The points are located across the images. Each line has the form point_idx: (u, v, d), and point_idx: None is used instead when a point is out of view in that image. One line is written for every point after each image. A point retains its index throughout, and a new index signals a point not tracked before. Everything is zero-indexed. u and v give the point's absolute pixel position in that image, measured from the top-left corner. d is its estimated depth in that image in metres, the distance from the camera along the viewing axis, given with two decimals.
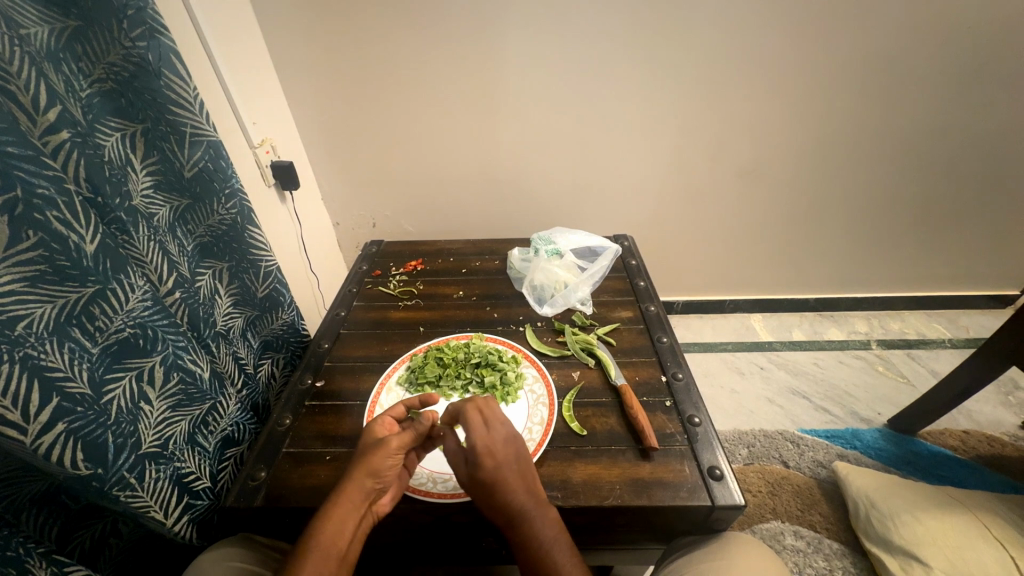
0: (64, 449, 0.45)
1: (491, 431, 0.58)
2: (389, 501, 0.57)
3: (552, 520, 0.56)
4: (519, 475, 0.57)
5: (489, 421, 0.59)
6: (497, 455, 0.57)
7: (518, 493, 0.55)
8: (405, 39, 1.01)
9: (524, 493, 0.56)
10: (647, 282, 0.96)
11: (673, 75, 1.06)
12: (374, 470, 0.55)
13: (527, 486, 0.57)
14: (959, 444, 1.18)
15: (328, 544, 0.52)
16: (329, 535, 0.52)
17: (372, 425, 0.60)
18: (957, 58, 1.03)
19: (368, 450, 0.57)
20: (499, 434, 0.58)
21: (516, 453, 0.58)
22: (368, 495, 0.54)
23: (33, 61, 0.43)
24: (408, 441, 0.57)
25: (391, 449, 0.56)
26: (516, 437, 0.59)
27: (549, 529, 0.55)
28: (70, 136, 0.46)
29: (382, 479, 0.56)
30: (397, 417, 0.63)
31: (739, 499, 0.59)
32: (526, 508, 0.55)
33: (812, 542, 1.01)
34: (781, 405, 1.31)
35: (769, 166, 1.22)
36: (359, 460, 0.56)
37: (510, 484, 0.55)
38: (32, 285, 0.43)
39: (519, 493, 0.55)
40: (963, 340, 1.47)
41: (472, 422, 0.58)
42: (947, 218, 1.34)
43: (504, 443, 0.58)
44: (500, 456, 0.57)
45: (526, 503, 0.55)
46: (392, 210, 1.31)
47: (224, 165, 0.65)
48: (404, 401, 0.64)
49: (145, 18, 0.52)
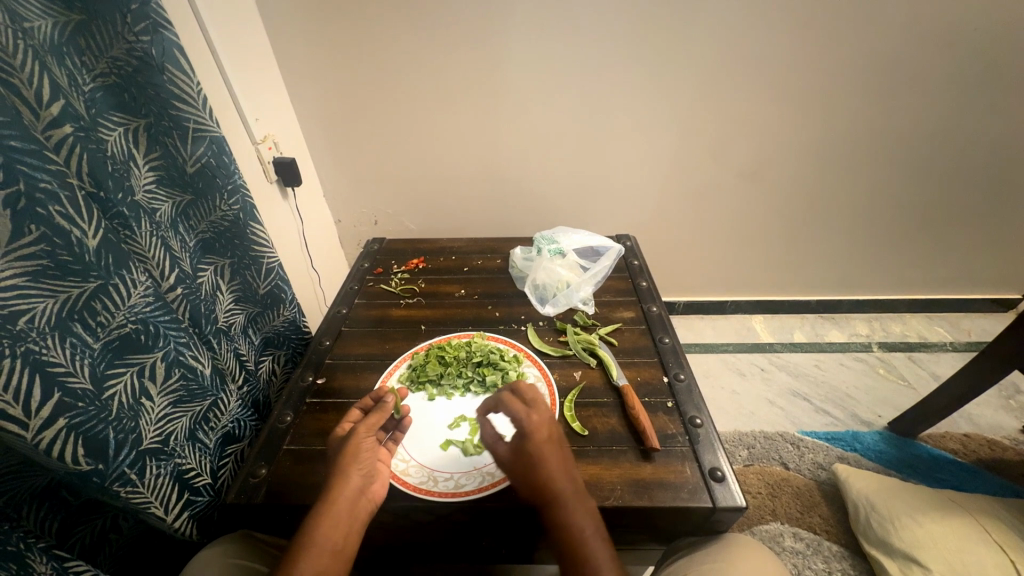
0: (65, 444, 0.45)
1: (539, 411, 0.59)
2: (381, 487, 0.57)
3: (589, 512, 0.55)
4: (563, 459, 0.57)
5: (535, 404, 0.60)
6: (543, 433, 0.57)
7: (560, 479, 0.55)
8: (409, 35, 1.00)
9: (565, 479, 0.55)
10: (649, 283, 0.96)
11: (678, 75, 1.06)
12: (353, 461, 0.56)
13: (569, 472, 0.56)
14: (960, 447, 1.18)
15: (322, 535, 0.51)
16: (320, 531, 0.51)
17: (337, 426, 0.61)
18: (963, 59, 1.03)
19: (340, 444, 0.58)
20: (544, 415, 0.59)
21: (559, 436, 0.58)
22: (355, 484, 0.55)
23: (36, 55, 0.43)
24: (375, 422, 0.59)
25: (361, 437, 0.58)
26: (558, 423, 0.60)
27: (588, 520, 0.54)
28: (73, 130, 0.46)
29: (364, 466, 0.56)
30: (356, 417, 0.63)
31: (741, 500, 0.58)
32: (567, 494, 0.54)
33: (812, 544, 1.01)
34: (782, 407, 1.31)
35: (773, 167, 1.22)
36: (336, 454, 0.57)
37: (551, 466, 0.55)
38: (34, 279, 0.43)
39: (562, 477, 0.55)
40: (964, 344, 1.47)
41: (518, 404, 0.59)
42: (951, 221, 1.34)
43: (549, 424, 0.58)
44: (546, 437, 0.57)
45: (566, 490, 0.55)
46: (394, 208, 1.31)
47: (227, 161, 0.64)
48: (359, 401, 0.64)
49: (149, 12, 0.52)
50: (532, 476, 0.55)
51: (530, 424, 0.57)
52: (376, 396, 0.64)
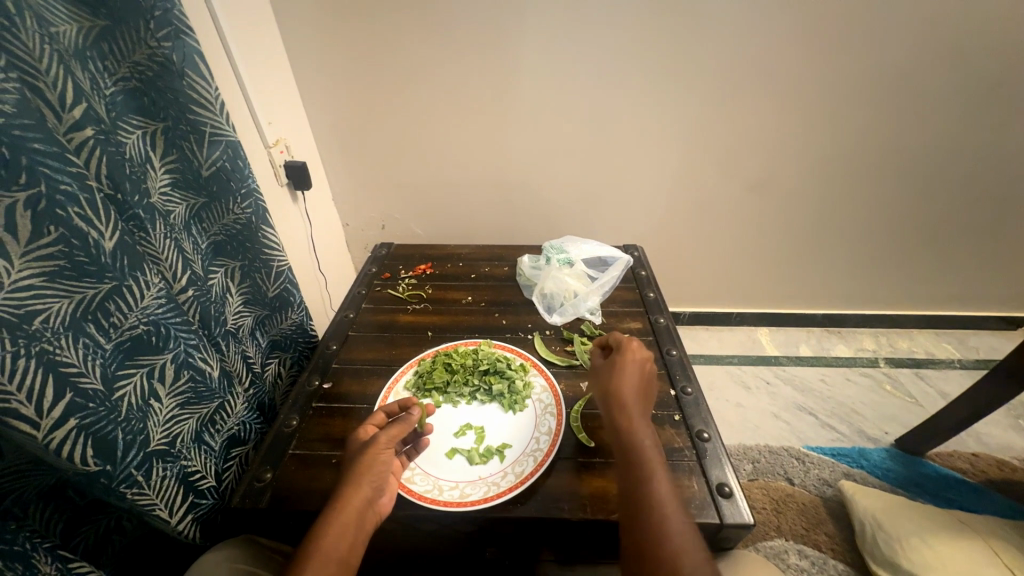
0: (74, 445, 0.45)
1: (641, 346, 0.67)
2: (388, 500, 0.58)
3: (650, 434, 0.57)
4: (642, 380, 0.63)
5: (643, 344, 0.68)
6: (634, 356, 0.65)
7: (631, 393, 0.60)
8: (422, 43, 1.01)
9: (637, 396, 0.60)
10: (657, 294, 0.96)
11: (687, 87, 1.06)
12: (371, 467, 0.56)
13: (643, 395, 0.61)
14: (968, 467, 1.17)
15: (331, 541, 0.51)
16: (329, 538, 0.51)
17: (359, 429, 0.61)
18: (972, 77, 1.03)
19: (360, 450, 0.58)
20: (639, 348, 0.66)
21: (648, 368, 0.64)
22: (367, 494, 0.55)
23: (61, 60, 0.44)
24: (398, 434, 0.59)
25: (383, 445, 0.58)
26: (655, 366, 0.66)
27: (647, 436, 0.56)
28: (94, 133, 0.47)
29: (379, 477, 0.56)
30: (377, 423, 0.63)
31: (749, 518, 0.58)
32: (633, 405, 0.59)
33: (817, 562, 1.00)
34: (787, 421, 1.30)
35: (782, 181, 1.22)
36: (355, 460, 0.57)
37: (629, 380, 0.62)
38: (51, 280, 0.43)
39: (632, 392, 0.60)
40: (972, 362, 1.46)
41: (626, 337, 0.68)
42: (960, 238, 1.33)
43: (644, 355, 0.65)
44: (633, 360, 0.64)
45: (634, 401, 0.59)
46: (402, 213, 1.31)
47: (241, 164, 0.65)
48: (384, 407, 0.65)
49: (171, 19, 0.53)
50: (608, 383, 0.63)
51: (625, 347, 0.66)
52: (402, 405, 0.65)
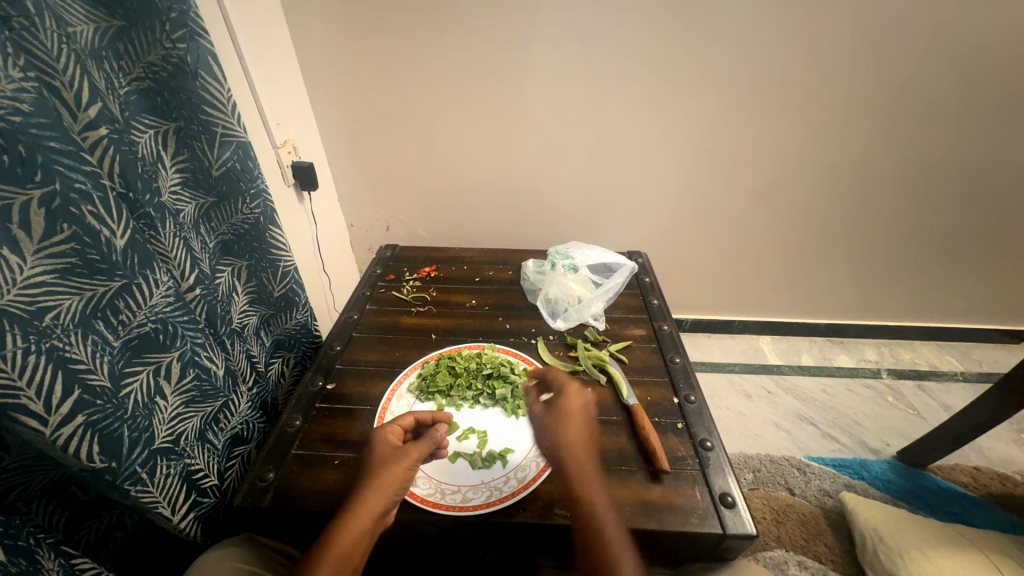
0: (81, 441, 0.45)
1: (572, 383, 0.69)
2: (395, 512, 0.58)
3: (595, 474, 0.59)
4: (580, 416, 0.65)
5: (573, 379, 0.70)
6: (573, 397, 0.67)
7: (569, 436, 0.63)
8: (431, 47, 1.02)
9: (575, 438, 0.62)
10: (660, 301, 0.96)
11: (695, 95, 1.07)
12: (394, 482, 0.56)
13: (582, 435, 0.63)
14: (970, 481, 1.16)
15: (346, 551, 0.51)
16: (344, 547, 0.51)
17: (384, 432, 0.61)
18: (980, 91, 1.03)
19: (387, 459, 0.58)
20: (577, 387, 0.68)
21: (590, 408, 0.66)
22: (385, 508, 0.55)
23: (78, 59, 0.44)
24: (424, 454, 0.59)
25: (410, 461, 0.58)
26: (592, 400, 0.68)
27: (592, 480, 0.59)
28: (108, 132, 0.47)
29: (398, 492, 0.57)
30: (403, 427, 0.63)
31: (751, 528, 0.58)
32: (573, 450, 0.61)
33: (816, 574, 0.99)
34: (788, 431, 1.30)
35: (786, 190, 1.22)
36: (380, 468, 0.57)
37: (572, 425, 0.64)
38: (61, 276, 0.44)
39: (571, 435, 0.63)
40: (975, 375, 1.45)
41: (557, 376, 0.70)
42: (964, 251, 1.33)
43: (583, 394, 0.67)
44: (573, 401, 0.66)
45: (572, 445, 0.62)
46: (407, 215, 1.32)
47: (251, 165, 0.65)
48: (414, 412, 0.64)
49: (187, 21, 0.53)
50: (548, 428, 0.65)
51: (563, 387, 0.68)
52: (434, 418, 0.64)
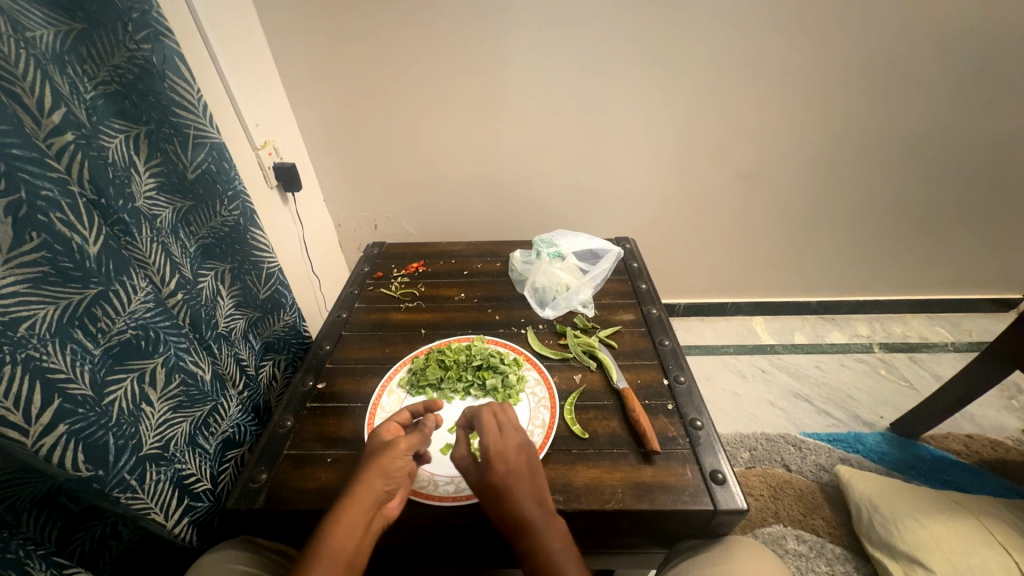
0: (65, 451, 0.45)
1: (506, 434, 0.59)
2: (397, 505, 0.57)
3: (558, 531, 0.55)
4: (525, 474, 0.57)
5: (506, 427, 0.60)
6: (508, 459, 0.57)
7: (524, 504, 0.55)
8: (408, 40, 1.00)
9: (531, 504, 0.55)
10: (649, 285, 0.96)
11: (676, 77, 1.06)
12: (385, 472, 0.57)
13: (534, 496, 0.56)
14: (963, 448, 1.18)
15: (337, 546, 0.51)
16: (338, 536, 0.52)
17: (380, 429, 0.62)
18: (961, 61, 1.03)
19: (377, 453, 0.59)
20: (512, 440, 0.59)
21: (527, 462, 0.58)
22: (379, 496, 0.55)
23: (38, 64, 0.43)
24: (416, 442, 0.60)
25: (401, 451, 0.58)
26: (530, 446, 0.60)
27: (556, 541, 0.54)
28: (74, 138, 0.47)
29: (392, 481, 0.57)
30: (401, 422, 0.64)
31: (742, 503, 0.58)
32: (533, 518, 0.54)
33: (814, 547, 1.01)
34: (783, 408, 1.31)
35: (771, 169, 1.22)
36: (370, 462, 0.58)
37: (517, 491, 0.55)
38: (34, 286, 0.43)
39: (527, 505, 0.55)
40: (966, 344, 1.47)
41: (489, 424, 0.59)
42: (948, 223, 1.34)
43: (517, 451, 0.58)
44: (512, 461, 0.57)
45: (533, 514, 0.54)
46: (394, 212, 1.31)
47: (227, 167, 0.65)
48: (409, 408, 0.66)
49: (150, 21, 0.52)
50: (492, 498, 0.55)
51: (498, 448, 0.57)
52: (429, 408, 0.66)
